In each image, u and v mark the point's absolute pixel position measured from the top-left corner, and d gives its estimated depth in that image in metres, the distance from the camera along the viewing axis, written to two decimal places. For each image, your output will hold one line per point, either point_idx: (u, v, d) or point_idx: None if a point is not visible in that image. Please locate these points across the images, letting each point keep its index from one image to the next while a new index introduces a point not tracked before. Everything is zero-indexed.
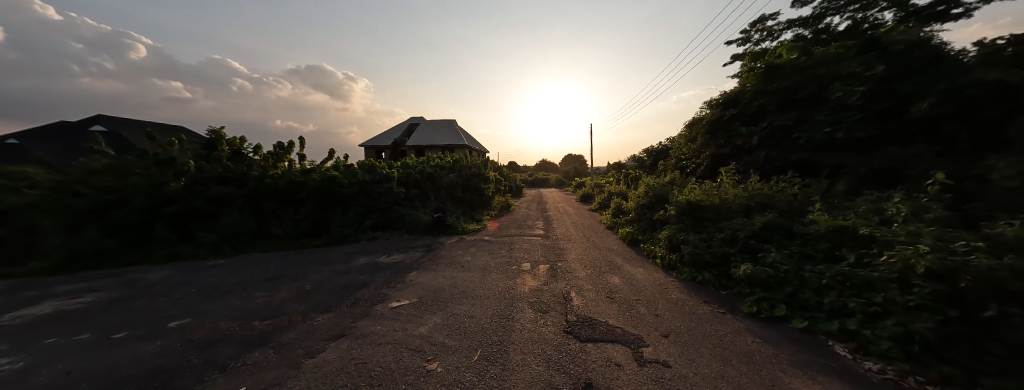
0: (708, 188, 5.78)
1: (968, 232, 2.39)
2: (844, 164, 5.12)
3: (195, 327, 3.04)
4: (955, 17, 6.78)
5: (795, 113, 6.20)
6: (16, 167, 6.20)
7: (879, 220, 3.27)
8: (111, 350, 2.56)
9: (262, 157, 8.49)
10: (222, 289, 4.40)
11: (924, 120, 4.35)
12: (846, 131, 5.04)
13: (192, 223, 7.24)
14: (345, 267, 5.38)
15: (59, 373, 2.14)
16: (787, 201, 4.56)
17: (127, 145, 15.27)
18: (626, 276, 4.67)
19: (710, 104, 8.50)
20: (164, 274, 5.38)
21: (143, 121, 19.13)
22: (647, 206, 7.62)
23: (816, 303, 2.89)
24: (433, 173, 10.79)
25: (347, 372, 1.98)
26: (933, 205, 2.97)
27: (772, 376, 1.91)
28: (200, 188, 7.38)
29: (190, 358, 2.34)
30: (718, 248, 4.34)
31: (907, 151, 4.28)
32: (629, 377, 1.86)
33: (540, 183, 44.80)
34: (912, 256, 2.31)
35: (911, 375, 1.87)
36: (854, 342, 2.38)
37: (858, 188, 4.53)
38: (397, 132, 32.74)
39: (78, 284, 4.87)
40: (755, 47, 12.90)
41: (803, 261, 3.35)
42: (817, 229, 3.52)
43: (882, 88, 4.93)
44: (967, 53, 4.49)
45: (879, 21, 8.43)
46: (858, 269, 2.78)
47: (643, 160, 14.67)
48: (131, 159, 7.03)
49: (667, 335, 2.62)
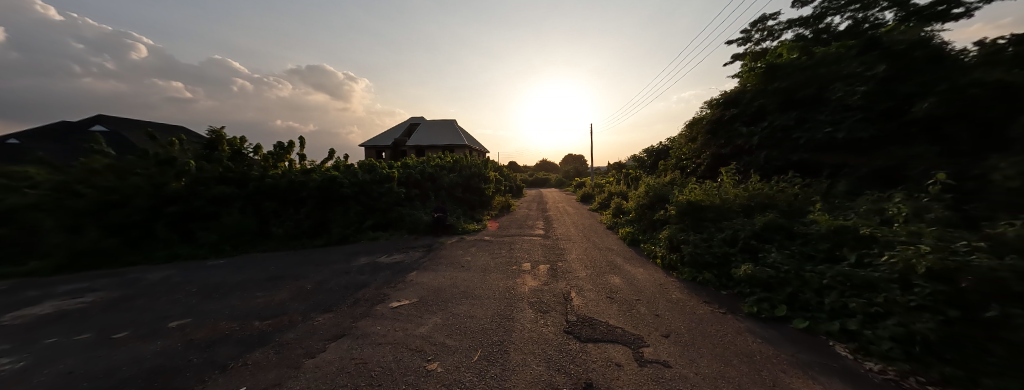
0: (708, 188, 5.78)
1: (969, 233, 2.39)
2: (846, 164, 5.10)
3: (196, 327, 3.04)
4: (955, 17, 6.76)
5: (796, 113, 6.19)
6: (17, 167, 6.22)
7: (880, 220, 3.27)
8: (112, 350, 2.57)
9: (263, 157, 8.50)
10: (223, 289, 4.40)
11: (925, 120, 4.34)
12: (846, 131, 5.04)
13: (193, 223, 7.24)
14: (346, 267, 5.38)
15: (60, 373, 2.14)
16: (787, 201, 4.56)
17: (127, 145, 15.28)
18: (626, 276, 4.66)
19: (711, 104, 8.51)
20: (165, 273, 5.38)
21: (144, 121, 19.19)
22: (647, 206, 7.62)
23: (817, 303, 2.88)
24: (433, 173, 10.80)
25: (348, 372, 1.98)
26: (933, 205, 2.97)
27: (772, 376, 1.91)
28: (200, 188, 7.39)
29: (191, 358, 2.34)
30: (718, 248, 4.34)
31: (908, 151, 4.28)
32: (630, 377, 1.85)
33: (541, 183, 44.79)
34: (913, 256, 2.31)
35: (912, 375, 1.86)
36: (855, 342, 2.36)
37: (859, 188, 4.52)
38: (398, 132, 32.75)
39: (79, 284, 4.88)
40: (756, 46, 12.89)
41: (804, 261, 3.34)
42: (818, 229, 3.52)
43: (883, 88, 4.93)
44: (969, 53, 4.48)
45: (880, 20, 8.41)
46: (859, 270, 2.78)
47: (644, 160, 14.67)
48: (131, 159, 7.04)
49: (668, 335, 2.61)
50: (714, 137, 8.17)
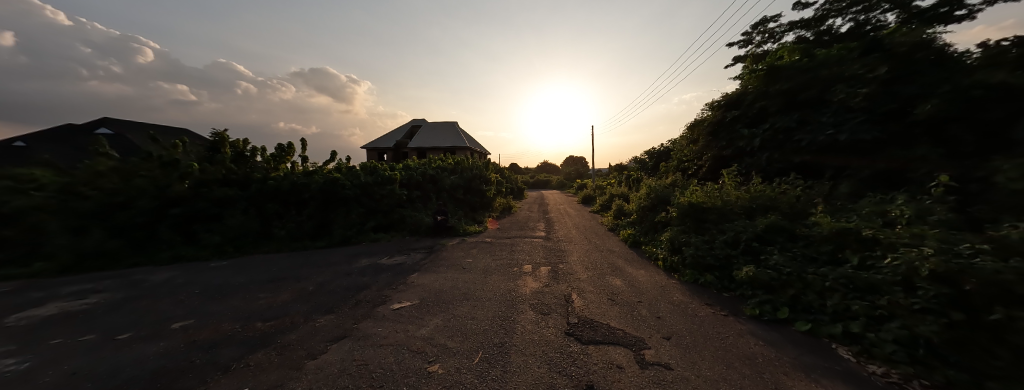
0: (710, 189, 5.76)
1: (972, 235, 2.40)
2: (848, 165, 5.07)
3: (198, 328, 3.06)
4: (958, 19, 6.76)
5: (798, 115, 6.18)
6: (23, 169, 6.28)
7: (883, 222, 3.25)
8: (116, 351, 2.58)
9: (265, 159, 8.63)
10: (225, 290, 4.41)
11: (928, 122, 4.33)
12: (849, 133, 5.03)
13: (196, 224, 7.26)
14: (348, 269, 5.41)
15: (65, 373, 2.16)
16: (790, 203, 4.53)
17: (132, 147, 15.44)
18: (628, 278, 4.65)
19: (711, 106, 8.52)
20: (169, 275, 5.41)
21: (148, 124, 19.39)
22: (648, 208, 7.62)
23: (819, 305, 2.86)
24: (434, 175, 10.85)
25: (350, 373, 1.99)
26: (936, 207, 2.97)
27: (773, 379, 1.91)
28: (204, 190, 7.45)
29: (194, 359, 2.36)
30: (720, 250, 4.33)
31: (910, 153, 4.27)
32: (631, 379, 1.86)
33: (541, 183, 44.66)
34: (916, 258, 2.30)
35: (916, 378, 1.84)
36: (857, 345, 2.33)
37: (861, 189, 4.50)
38: (399, 134, 32.84)
39: (82, 286, 4.90)
40: (757, 49, 12.91)
41: (806, 264, 3.33)
42: (820, 231, 3.52)
43: (885, 90, 4.94)
44: (972, 54, 4.50)
45: (882, 22, 8.42)
46: (862, 272, 2.77)
47: (645, 162, 14.61)
48: (135, 161, 7.14)
49: (669, 337, 2.61)
50: (715, 139, 8.16)
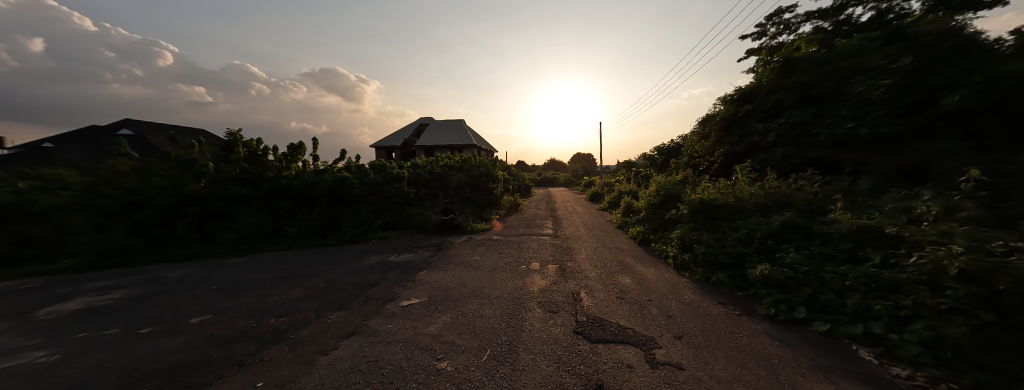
0: (722, 186, 5.62)
1: (1005, 233, 2.28)
2: (867, 161, 4.87)
3: (214, 323, 3.14)
4: (989, 5, 6.39)
5: (814, 108, 5.98)
6: (49, 170, 6.54)
7: (907, 219, 3.11)
8: (137, 345, 2.67)
9: (277, 158, 8.83)
10: (239, 287, 4.51)
11: (955, 114, 4.14)
12: (869, 127, 4.84)
13: (211, 222, 7.45)
14: (357, 267, 5.46)
15: (91, 366, 2.24)
16: (807, 199, 4.39)
17: (151, 148, 15.93)
18: (637, 276, 4.58)
19: (723, 100, 8.30)
20: (186, 271, 5.57)
21: (165, 126, 20.06)
22: (658, 205, 7.48)
23: (838, 305, 2.77)
24: (442, 173, 10.93)
25: (360, 370, 2.01)
26: (965, 203, 2.84)
27: (790, 381, 1.84)
28: (219, 189, 7.64)
29: (211, 353, 2.42)
30: (732, 248, 4.23)
31: (934, 147, 4.10)
32: (642, 379, 1.83)
33: (548, 181, 44.47)
34: (944, 257, 2.20)
35: (943, 381, 1.75)
36: (879, 347, 2.24)
37: (883, 185, 4.32)
38: (406, 133, 33.12)
39: (106, 282, 5.07)
40: (772, 41, 12.50)
41: (824, 262, 3.22)
42: (838, 229, 3.40)
43: (909, 81, 4.72)
44: (1004, 42, 4.26)
45: (906, 10, 8.05)
46: (884, 271, 2.67)
47: (655, 158, 14.43)
48: (154, 161, 7.38)
49: (680, 336, 2.56)
50: (727, 134, 7.98)
